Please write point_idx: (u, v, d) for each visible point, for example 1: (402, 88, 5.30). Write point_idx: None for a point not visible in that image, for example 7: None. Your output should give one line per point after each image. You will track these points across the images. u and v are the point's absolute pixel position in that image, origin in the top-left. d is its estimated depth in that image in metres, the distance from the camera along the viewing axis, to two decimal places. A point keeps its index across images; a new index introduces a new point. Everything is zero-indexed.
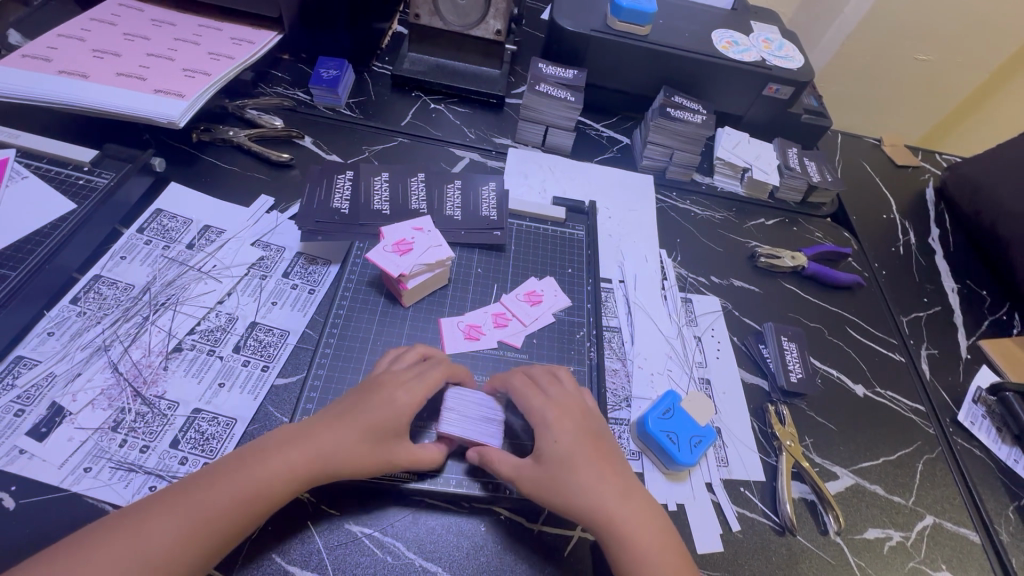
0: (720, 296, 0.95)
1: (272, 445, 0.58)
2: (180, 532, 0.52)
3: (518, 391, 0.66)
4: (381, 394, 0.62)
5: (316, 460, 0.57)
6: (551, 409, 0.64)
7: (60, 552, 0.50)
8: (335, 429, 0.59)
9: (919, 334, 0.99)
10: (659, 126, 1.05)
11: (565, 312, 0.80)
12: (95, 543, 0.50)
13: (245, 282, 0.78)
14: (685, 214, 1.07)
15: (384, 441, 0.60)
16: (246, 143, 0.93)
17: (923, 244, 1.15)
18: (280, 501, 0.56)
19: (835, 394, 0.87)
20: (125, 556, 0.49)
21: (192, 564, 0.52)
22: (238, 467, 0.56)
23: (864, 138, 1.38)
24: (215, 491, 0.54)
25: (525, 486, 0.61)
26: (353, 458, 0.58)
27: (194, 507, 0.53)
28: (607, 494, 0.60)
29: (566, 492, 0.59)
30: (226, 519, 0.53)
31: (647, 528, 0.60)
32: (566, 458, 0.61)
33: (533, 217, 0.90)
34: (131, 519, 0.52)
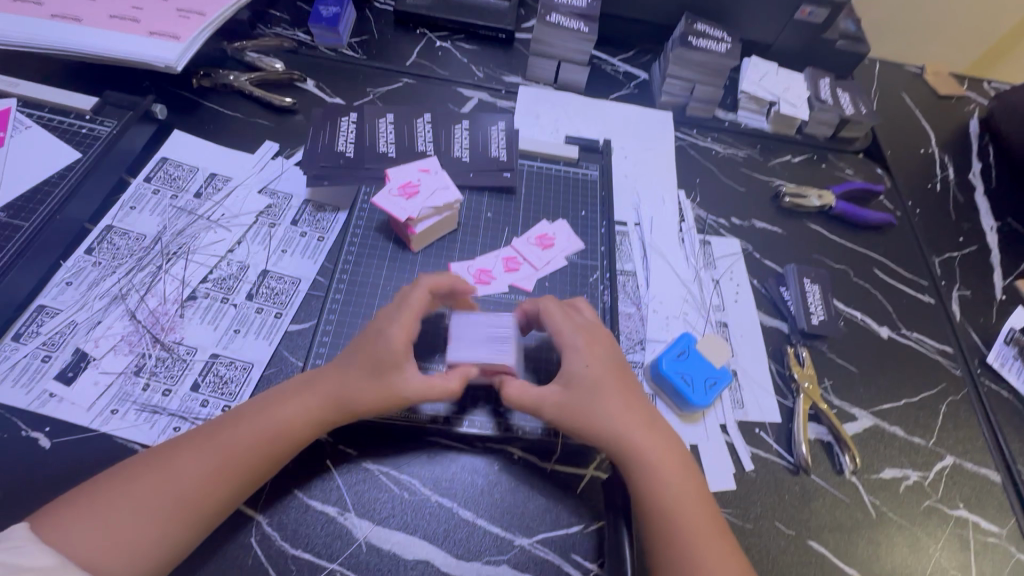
0: (741, 238, 0.91)
1: (294, 388, 0.60)
2: (212, 465, 0.54)
3: (553, 319, 0.66)
4: (376, 327, 0.62)
5: (334, 399, 0.59)
6: (582, 337, 0.65)
7: (102, 483, 0.53)
8: (356, 364, 0.60)
9: (952, 275, 0.95)
10: (679, 56, 0.98)
11: (578, 256, 0.78)
12: (134, 476, 0.53)
13: (255, 230, 0.77)
14: (705, 152, 1.02)
15: (388, 373, 0.60)
16: (247, 88, 0.90)
17: (963, 180, 1.08)
18: (303, 440, 0.58)
19: (857, 337, 0.85)
20: (162, 488, 0.52)
21: (226, 497, 0.54)
22: (261, 409, 0.58)
23: (905, 66, 1.27)
24: (241, 430, 0.56)
25: (549, 413, 0.62)
26: (360, 393, 0.59)
27: (222, 443, 0.55)
28: (630, 422, 0.61)
29: (588, 417, 0.61)
30: (254, 452, 0.56)
31: (667, 459, 0.60)
32: (593, 384, 0.62)
33: (545, 158, 0.86)
34: (164, 455, 0.54)
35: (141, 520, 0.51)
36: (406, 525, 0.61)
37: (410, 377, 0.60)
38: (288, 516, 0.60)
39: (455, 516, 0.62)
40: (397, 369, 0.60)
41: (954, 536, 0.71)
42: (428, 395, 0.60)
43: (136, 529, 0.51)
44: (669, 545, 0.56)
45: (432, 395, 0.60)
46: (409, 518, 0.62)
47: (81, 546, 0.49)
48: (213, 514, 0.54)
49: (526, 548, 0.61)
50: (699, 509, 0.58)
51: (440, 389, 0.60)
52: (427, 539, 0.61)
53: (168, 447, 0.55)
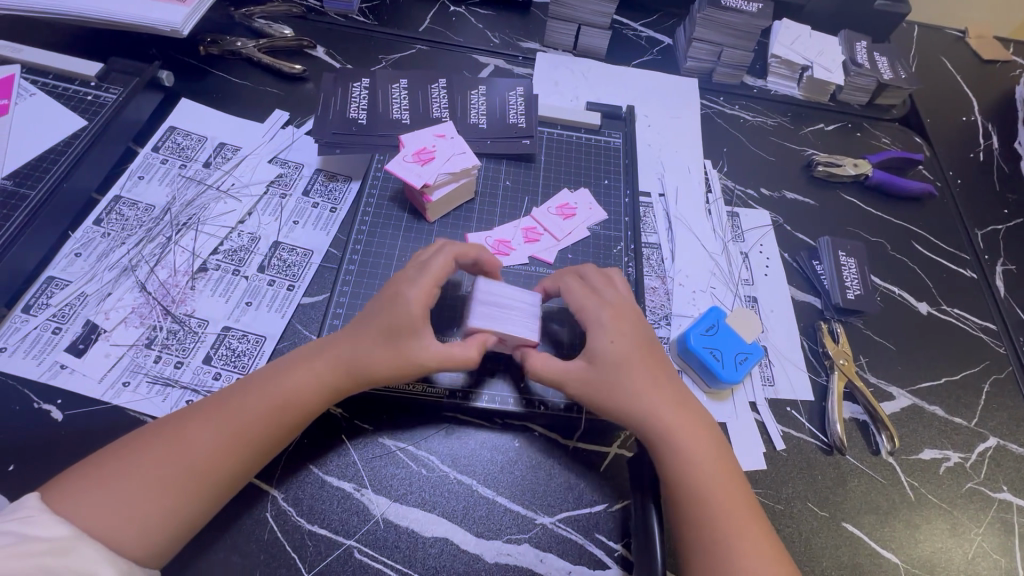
0: (771, 210, 0.87)
1: (302, 358, 0.57)
2: (219, 439, 0.52)
3: (575, 297, 0.63)
4: (393, 290, 0.59)
5: (343, 367, 0.57)
6: (608, 312, 0.61)
7: (110, 455, 0.51)
8: (364, 333, 0.58)
9: (996, 249, 0.89)
10: (707, 17, 0.93)
11: (601, 226, 0.74)
12: (145, 447, 0.51)
13: (266, 201, 0.75)
14: (733, 120, 0.97)
15: (404, 340, 0.57)
16: (256, 55, 0.87)
17: (1008, 150, 1.02)
18: (311, 412, 0.56)
19: (895, 313, 0.80)
20: (171, 460, 0.51)
21: (238, 468, 0.53)
22: (270, 379, 0.56)
23: (946, 30, 1.20)
24: (250, 400, 0.54)
25: (573, 389, 0.59)
26: (377, 358, 0.57)
27: (231, 415, 0.53)
28: (657, 401, 0.58)
29: (616, 394, 0.58)
30: (264, 424, 0.54)
31: (698, 437, 0.57)
32: (620, 360, 0.59)
33: (566, 124, 0.82)
34: (173, 426, 0.53)
35: (154, 490, 0.49)
36: (424, 502, 0.59)
37: (426, 343, 0.58)
38: (304, 491, 0.58)
39: (474, 494, 0.60)
40: (411, 335, 0.57)
41: (997, 520, 0.67)
42: (444, 363, 0.57)
43: (144, 503, 0.49)
44: (701, 528, 0.53)
45: (449, 363, 0.57)
46: (427, 495, 0.60)
47: (94, 516, 0.47)
48: (226, 485, 0.52)
49: (548, 526, 0.59)
50: (732, 489, 0.56)
51: (456, 357, 0.57)
52: (446, 517, 0.59)
53: (177, 418, 0.53)
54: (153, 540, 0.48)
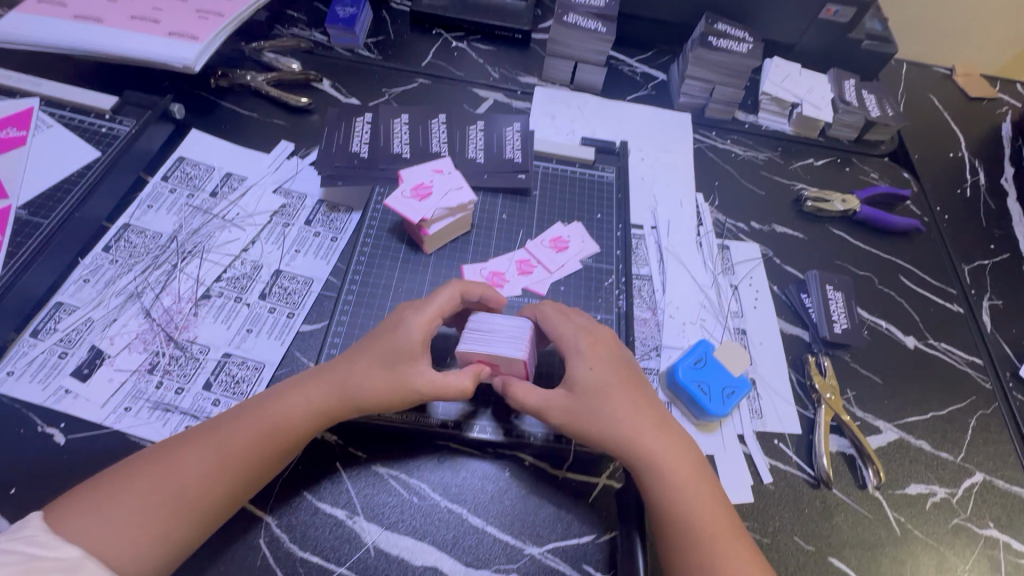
0: (761, 243, 0.89)
1: (298, 381, 0.59)
2: (214, 463, 0.54)
3: (553, 326, 0.64)
4: (396, 318, 0.62)
5: (337, 391, 0.58)
6: (584, 339, 0.63)
7: (110, 478, 0.53)
8: (359, 357, 0.60)
9: (982, 284, 0.91)
10: (699, 57, 0.96)
11: (593, 259, 0.76)
12: (144, 470, 0.53)
13: (269, 229, 0.77)
14: (724, 154, 1.00)
15: (401, 366, 0.59)
16: (265, 88, 0.91)
17: (994, 186, 1.04)
18: (305, 435, 0.58)
19: (882, 347, 0.82)
20: (168, 483, 0.53)
21: (231, 490, 0.54)
22: (267, 403, 0.58)
23: (934, 68, 1.24)
24: (246, 425, 0.56)
25: (557, 419, 0.60)
26: (370, 382, 0.58)
27: (227, 438, 0.55)
28: (640, 428, 0.59)
29: (598, 421, 0.59)
30: (258, 447, 0.55)
31: (683, 465, 0.59)
32: (599, 387, 0.60)
33: (561, 158, 0.85)
34: (173, 449, 0.55)
35: (151, 512, 0.51)
36: (415, 531, 0.60)
37: (422, 371, 0.59)
38: (297, 517, 0.60)
39: (464, 523, 0.61)
40: (409, 361, 0.59)
41: (983, 556, 0.68)
42: (437, 392, 0.58)
43: (140, 526, 0.51)
44: (686, 553, 0.55)
45: (441, 392, 0.58)
46: (418, 523, 0.61)
47: (93, 538, 0.49)
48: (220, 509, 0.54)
49: (536, 557, 0.60)
50: (716, 517, 0.57)
51: (450, 387, 0.58)
52: (436, 546, 0.60)
53: (175, 441, 0.55)
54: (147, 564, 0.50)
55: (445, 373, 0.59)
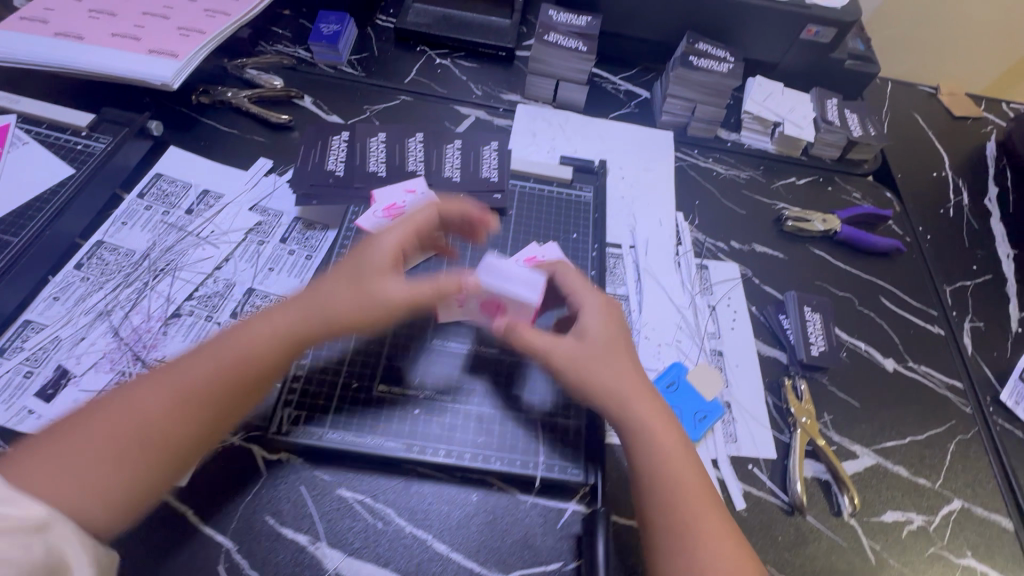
0: (740, 263, 0.89)
1: (268, 312, 0.59)
2: (177, 398, 0.53)
3: (569, 283, 0.67)
4: (369, 239, 0.63)
5: (304, 314, 0.58)
6: (597, 299, 0.66)
7: (67, 424, 0.51)
8: (328, 280, 0.60)
9: (964, 306, 0.90)
10: (680, 76, 0.97)
11: None
12: (108, 413, 0.51)
13: (243, 248, 0.77)
14: (705, 172, 1.00)
15: (368, 283, 0.59)
16: (246, 105, 0.91)
17: (978, 206, 1.04)
18: (273, 362, 0.57)
19: (861, 369, 0.81)
20: (128, 419, 0.51)
21: (206, 428, 0.54)
22: (235, 335, 0.57)
23: (919, 86, 1.24)
24: (212, 358, 0.55)
25: (561, 362, 0.62)
26: (338, 299, 0.59)
27: (191, 372, 0.54)
28: (635, 391, 0.61)
29: (601, 374, 0.61)
30: (224, 378, 0.55)
31: (670, 435, 0.60)
32: (605, 344, 0.63)
33: (538, 178, 0.85)
34: (135, 388, 0.53)
35: (115, 455, 0.50)
36: (379, 557, 0.59)
37: (391, 279, 0.60)
38: (258, 543, 0.59)
39: (429, 549, 0.60)
40: (376, 275, 0.60)
41: None
42: (409, 296, 0.60)
43: (94, 464, 0.49)
44: (673, 541, 0.54)
45: (414, 297, 0.59)
46: (382, 549, 0.60)
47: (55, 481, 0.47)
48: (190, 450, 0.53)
49: None
50: (700, 490, 0.57)
51: (422, 291, 0.60)
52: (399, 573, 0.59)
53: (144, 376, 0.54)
54: (113, 509, 0.49)
55: (418, 283, 0.61)
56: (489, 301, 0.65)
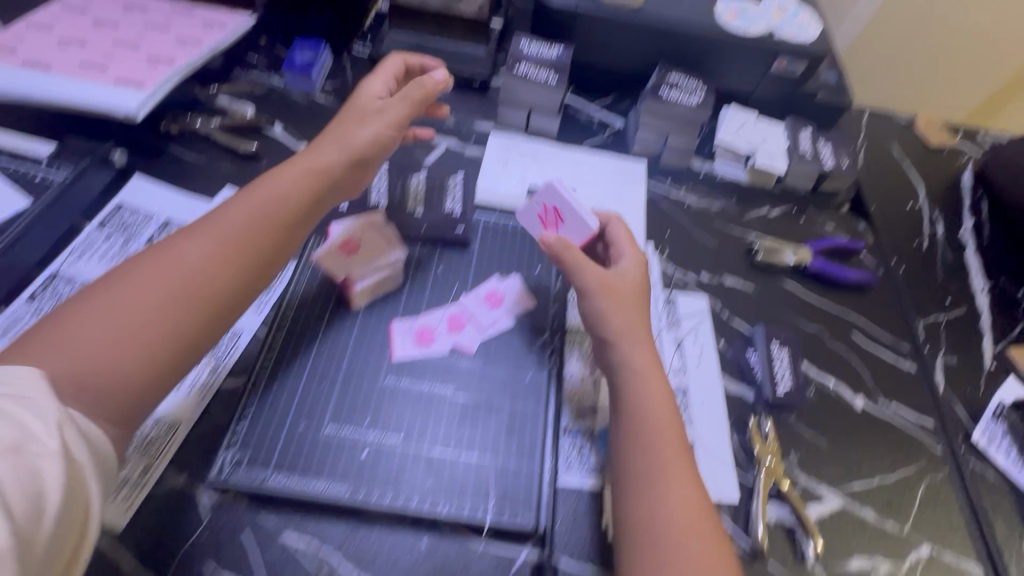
0: (709, 296, 0.88)
1: (278, 171, 0.69)
2: (213, 248, 0.61)
3: (616, 235, 0.76)
4: (354, 100, 0.77)
5: (310, 169, 0.70)
6: (630, 251, 0.75)
7: (109, 283, 0.57)
8: (324, 143, 0.72)
9: (936, 341, 0.89)
10: (649, 108, 0.97)
11: (527, 315, 0.75)
12: (130, 276, 0.58)
13: None
14: (677, 203, 0.99)
15: (356, 124, 0.74)
16: (214, 134, 0.91)
17: (952, 238, 1.03)
18: (290, 209, 0.67)
19: (829, 407, 0.79)
20: (168, 264, 0.59)
21: (188, 312, 0.58)
22: (254, 194, 0.67)
23: (896, 116, 1.24)
24: (236, 215, 0.64)
25: (596, 289, 0.70)
26: (334, 146, 0.72)
27: (224, 228, 0.63)
28: (640, 335, 0.69)
29: (620, 309, 0.70)
30: (250, 222, 0.64)
31: (658, 384, 0.66)
32: (630, 289, 0.71)
33: (503, 211, 0.87)
34: (169, 247, 0.61)
35: (141, 307, 0.56)
36: None
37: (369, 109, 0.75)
38: None
39: None
40: (361, 111, 0.75)
41: None
42: (386, 124, 0.75)
43: (140, 302, 0.56)
44: (652, 473, 0.60)
45: (392, 125, 0.75)
46: None
47: (45, 358, 0.51)
48: (204, 322, 0.59)
49: None
50: (675, 437, 0.63)
51: (395, 117, 0.75)
52: None
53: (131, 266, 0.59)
54: (96, 391, 0.51)
55: (393, 110, 0.76)
56: (550, 214, 0.73)
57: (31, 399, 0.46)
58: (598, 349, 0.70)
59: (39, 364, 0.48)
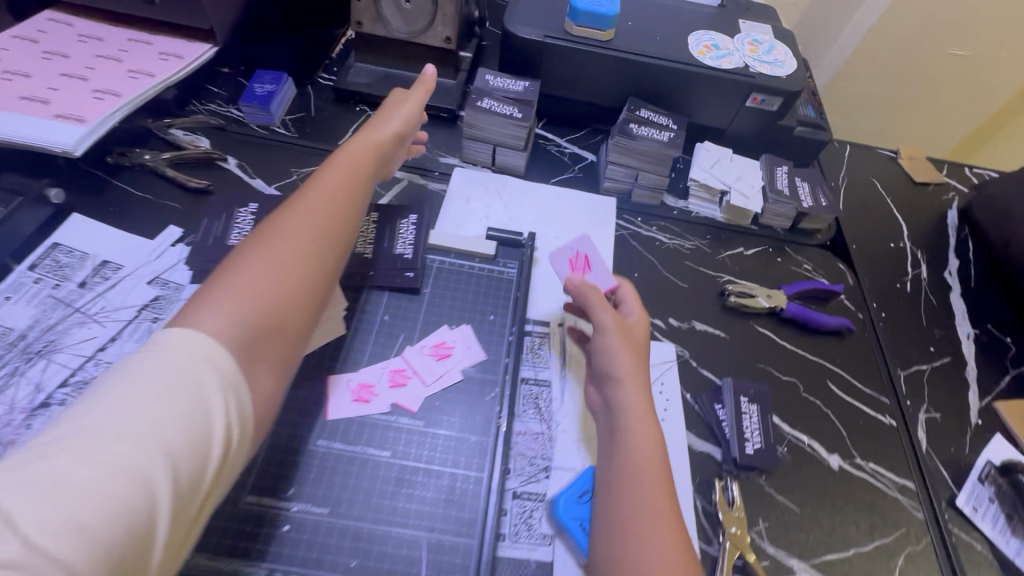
0: (678, 343, 0.83)
1: (348, 150, 0.75)
2: (327, 204, 0.66)
3: (628, 293, 0.77)
4: (388, 106, 0.85)
5: (373, 144, 0.78)
6: (634, 304, 0.75)
7: (246, 249, 0.59)
8: (376, 129, 0.80)
9: (919, 393, 0.84)
10: (619, 144, 0.94)
11: (477, 368, 0.71)
12: (268, 237, 0.60)
13: (134, 326, 0.72)
14: (648, 241, 0.95)
15: (395, 120, 0.83)
16: (163, 168, 0.88)
17: (937, 280, 0.99)
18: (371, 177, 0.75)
19: (803, 467, 0.74)
20: (300, 221, 0.63)
21: (319, 270, 0.62)
22: (341, 164, 0.72)
23: (878, 150, 1.21)
24: (329, 179, 0.69)
25: (614, 334, 0.69)
26: (388, 133, 0.81)
27: (323, 190, 0.67)
28: (634, 371, 0.67)
29: (631, 347, 0.69)
30: (349, 186, 0.70)
31: (645, 422, 0.64)
32: (631, 329, 0.72)
33: (459, 252, 0.81)
34: (285, 211, 0.64)
35: (289, 252, 0.59)
36: None
37: (397, 111, 0.84)
38: None
39: None
40: (391, 113, 0.84)
41: None
42: (410, 118, 0.85)
43: (289, 248, 0.60)
44: (628, 519, 0.57)
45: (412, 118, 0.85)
46: None
47: (214, 314, 0.51)
48: (332, 264, 0.64)
49: None
50: (657, 470, 0.60)
51: (415, 116, 0.86)
52: None
53: (256, 234, 0.61)
54: (264, 337, 0.53)
55: (413, 112, 0.85)
56: (581, 260, 0.82)
57: (215, 360, 0.48)
58: (601, 385, 0.70)
59: (220, 319, 0.51)
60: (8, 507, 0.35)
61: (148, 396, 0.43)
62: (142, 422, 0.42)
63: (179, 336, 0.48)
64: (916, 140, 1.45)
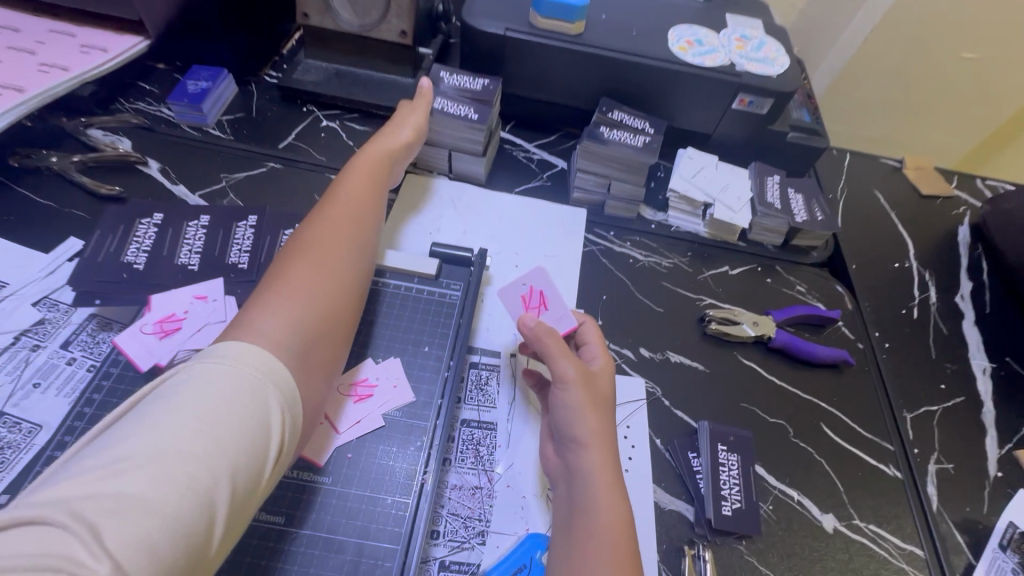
0: (649, 378, 0.72)
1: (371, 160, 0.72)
2: (361, 210, 0.65)
3: (592, 335, 0.67)
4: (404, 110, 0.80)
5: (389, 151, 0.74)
6: (596, 343, 0.66)
7: (283, 264, 0.56)
8: (392, 134, 0.77)
9: (928, 440, 0.73)
10: (587, 149, 0.83)
11: (405, 410, 0.60)
12: (305, 247, 0.58)
13: (8, 355, 0.62)
14: (620, 259, 0.84)
15: (404, 125, 0.78)
16: (71, 171, 0.78)
17: (947, 304, 0.88)
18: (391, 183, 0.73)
19: (790, 532, 0.63)
20: (341, 227, 0.61)
21: (361, 274, 0.60)
22: (366, 172, 0.70)
23: (881, 158, 1.10)
24: (355, 188, 0.67)
25: (579, 390, 0.58)
26: (404, 138, 0.77)
27: (352, 200, 0.65)
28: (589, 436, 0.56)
29: (594, 405, 0.58)
30: (376, 194, 0.68)
31: (613, 500, 0.53)
32: (591, 376, 0.60)
33: (395, 271, 0.70)
34: (322, 221, 0.62)
35: (332, 258, 0.58)
36: None
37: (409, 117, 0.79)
38: None
39: None
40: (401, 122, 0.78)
41: None
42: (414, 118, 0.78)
43: (334, 254, 0.58)
44: None
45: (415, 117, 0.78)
46: None
47: (271, 323, 0.49)
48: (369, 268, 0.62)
49: None
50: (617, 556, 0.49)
51: (417, 114, 0.79)
52: None
53: (296, 241, 0.59)
54: (320, 338, 0.52)
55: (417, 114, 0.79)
56: (535, 296, 0.70)
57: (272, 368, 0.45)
58: (562, 445, 0.59)
59: (280, 322, 0.49)
60: (93, 515, 0.33)
61: (209, 409, 0.40)
62: (203, 434, 0.39)
63: (246, 348, 0.46)
64: (921, 147, 1.35)
